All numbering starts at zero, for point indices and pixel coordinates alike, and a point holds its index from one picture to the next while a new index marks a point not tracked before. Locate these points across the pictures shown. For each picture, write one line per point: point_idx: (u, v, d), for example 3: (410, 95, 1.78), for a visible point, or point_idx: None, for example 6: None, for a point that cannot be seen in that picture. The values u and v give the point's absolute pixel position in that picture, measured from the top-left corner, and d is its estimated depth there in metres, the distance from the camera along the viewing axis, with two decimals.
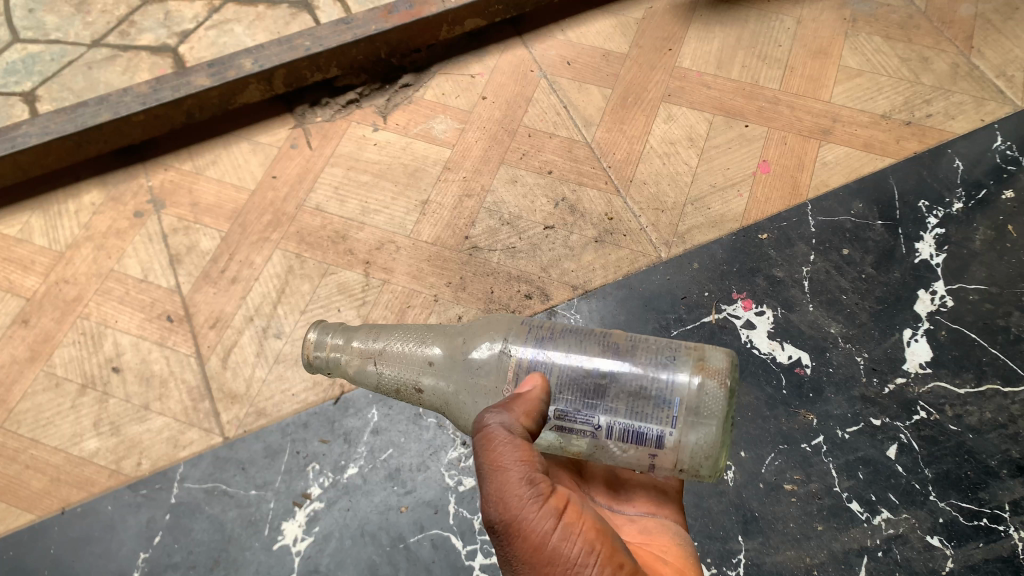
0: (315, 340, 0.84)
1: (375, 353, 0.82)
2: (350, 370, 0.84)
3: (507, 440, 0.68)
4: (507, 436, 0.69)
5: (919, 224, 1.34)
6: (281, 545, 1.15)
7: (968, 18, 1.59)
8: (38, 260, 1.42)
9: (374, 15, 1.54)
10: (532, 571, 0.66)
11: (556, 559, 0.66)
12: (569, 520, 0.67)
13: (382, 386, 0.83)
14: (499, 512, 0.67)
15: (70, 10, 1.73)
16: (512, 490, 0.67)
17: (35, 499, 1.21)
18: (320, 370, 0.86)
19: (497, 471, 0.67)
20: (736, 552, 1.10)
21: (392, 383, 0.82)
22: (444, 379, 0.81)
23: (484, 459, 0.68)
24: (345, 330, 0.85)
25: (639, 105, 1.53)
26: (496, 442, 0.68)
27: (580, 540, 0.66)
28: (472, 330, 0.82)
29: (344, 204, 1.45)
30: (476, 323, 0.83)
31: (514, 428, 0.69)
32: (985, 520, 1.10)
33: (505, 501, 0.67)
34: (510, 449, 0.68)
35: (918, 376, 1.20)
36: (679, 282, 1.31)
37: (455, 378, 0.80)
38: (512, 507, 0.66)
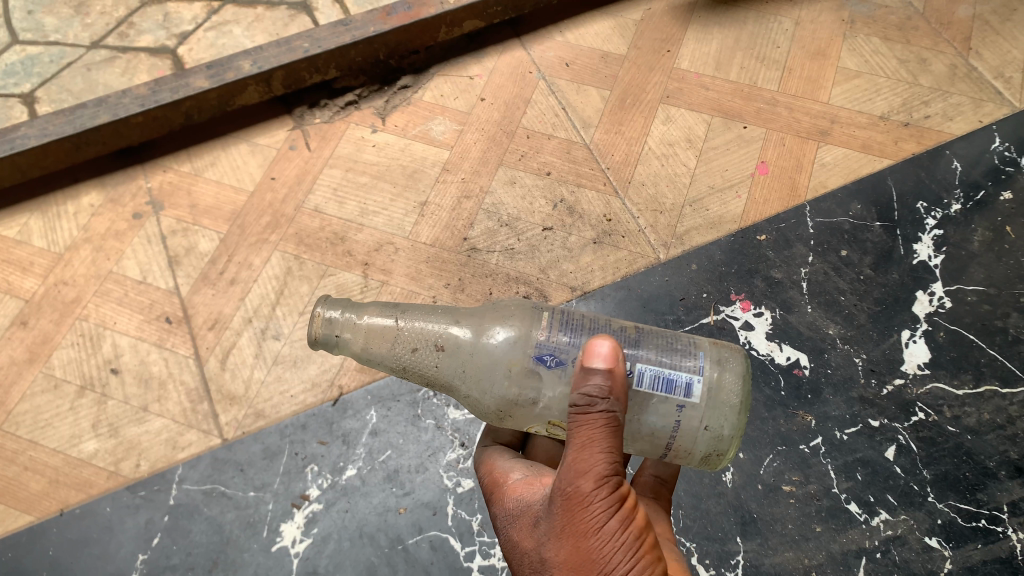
0: (325, 314, 0.81)
1: (391, 323, 0.80)
2: (360, 344, 0.80)
3: (606, 418, 0.72)
4: (607, 414, 0.72)
5: (917, 226, 1.34)
6: (279, 547, 1.15)
7: (965, 19, 1.60)
8: (37, 262, 1.42)
9: (372, 16, 1.54)
10: (582, 538, 0.71)
11: (607, 537, 0.70)
12: (631, 510, 0.72)
13: (397, 357, 0.80)
14: (575, 478, 0.71)
15: (68, 12, 1.73)
16: (593, 465, 0.71)
17: (33, 501, 1.20)
18: (325, 347, 0.81)
19: (586, 442, 0.71)
20: (734, 553, 1.10)
21: (408, 353, 0.80)
22: (464, 348, 0.79)
23: (579, 426, 0.72)
24: (356, 307, 0.81)
25: (637, 106, 1.53)
26: (595, 416, 0.72)
27: (634, 530, 0.72)
28: (491, 316, 0.81)
29: (342, 205, 1.45)
30: (493, 309, 0.82)
31: (615, 409, 0.72)
32: (983, 521, 1.11)
33: (585, 471, 0.71)
34: (605, 427, 0.72)
35: (916, 378, 1.20)
36: (678, 283, 1.31)
37: (476, 344, 0.79)
38: (587, 480, 0.71)
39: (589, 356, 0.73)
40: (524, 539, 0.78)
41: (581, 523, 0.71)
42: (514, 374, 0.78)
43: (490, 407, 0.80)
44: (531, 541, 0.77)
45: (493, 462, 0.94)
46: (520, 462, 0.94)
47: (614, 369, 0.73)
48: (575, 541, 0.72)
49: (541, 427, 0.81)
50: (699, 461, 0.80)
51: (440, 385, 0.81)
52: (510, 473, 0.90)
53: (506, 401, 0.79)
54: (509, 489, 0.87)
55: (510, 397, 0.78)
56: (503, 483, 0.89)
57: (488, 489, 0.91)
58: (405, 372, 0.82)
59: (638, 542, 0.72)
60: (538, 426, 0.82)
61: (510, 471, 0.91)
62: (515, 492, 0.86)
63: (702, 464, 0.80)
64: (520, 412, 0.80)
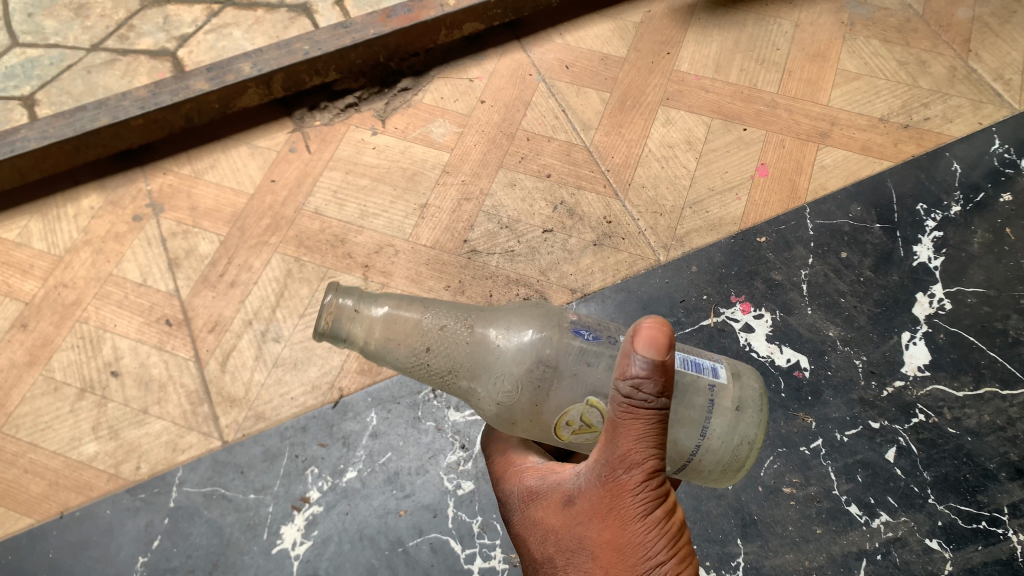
0: (341, 296, 0.75)
1: (412, 305, 0.76)
2: (379, 326, 0.74)
3: (661, 415, 0.70)
4: (662, 410, 0.70)
5: (917, 228, 1.34)
6: (280, 549, 1.15)
7: (964, 22, 1.60)
8: (37, 264, 1.42)
9: (373, 19, 1.54)
10: (623, 526, 0.73)
11: (650, 527, 0.72)
12: (671, 500, 0.74)
13: (422, 337, 0.75)
14: (625, 470, 0.71)
15: (69, 15, 1.73)
16: (644, 460, 0.70)
17: (33, 503, 1.20)
18: (338, 333, 0.74)
19: (638, 438, 0.70)
20: (735, 555, 1.10)
21: (434, 332, 0.75)
22: (493, 325, 0.77)
23: (632, 420, 0.70)
24: (370, 299, 0.75)
25: (637, 108, 1.53)
26: (650, 412, 0.70)
27: (672, 519, 0.74)
28: (511, 316, 0.78)
29: (342, 207, 1.45)
30: (513, 310, 0.79)
31: (668, 404, 0.70)
32: (984, 522, 1.10)
33: (635, 466, 0.70)
34: (659, 423, 0.70)
35: (916, 379, 1.20)
36: (678, 285, 1.31)
37: (505, 321, 0.78)
38: (637, 474, 0.70)
39: (641, 341, 0.70)
40: (555, 517, 0.79)
41: (625, 512, 0.72)
42: (550, 345, 0.76)
43: (523, 387, 0.75)
44: (563, 521, 0.78)
45: (503, 447, 0.91)
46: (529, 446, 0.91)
47: (667, 360, 0.69)
48: (616, 528, 0.73)
49: (575, 414, 0.76)
50: (732, 460, 0.78)
51: (464, 372, 0.75)
52: (528, 457, 0.88)
53: (542, 377, 0.75)
54: (528, 473, 0.86)
55: (547, 371, 0.75)
56: (521, 467, 0.87)
57: (504, 471, 0.89)
58: (425, 360, 0.75)
59: (675, 530, 0.74)
60: (570, 415, 0.76)
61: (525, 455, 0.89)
62: (536, 473, 0.85)
63: (734, 466, 0.78)
64: (555, 392, 0.76)
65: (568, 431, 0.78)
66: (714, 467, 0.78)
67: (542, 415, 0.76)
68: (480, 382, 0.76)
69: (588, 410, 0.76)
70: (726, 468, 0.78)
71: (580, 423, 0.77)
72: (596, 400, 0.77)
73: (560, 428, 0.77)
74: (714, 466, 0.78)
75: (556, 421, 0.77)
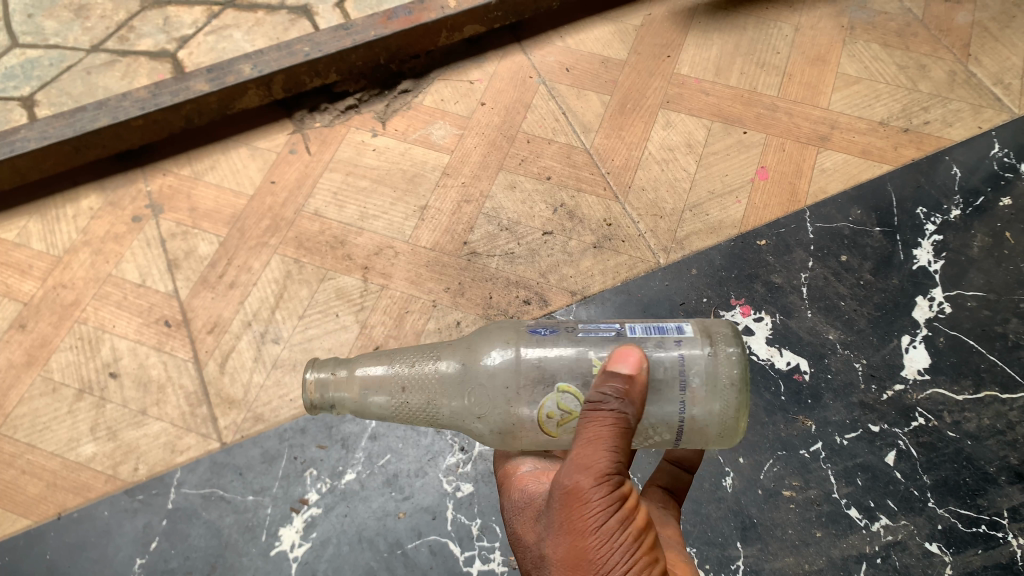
0: (316, 368, 0.79)
1: (382, 356, 0.79)
2: (355, 385, 0.78)
3: (616, 419, 0.70)
4: (617, 414, 0.70)
5: (917, 231, 1.34)
6: (277, 551, 1.15)
7: (964, 26, 1.60)
8: (35, 264, 1.41)
9: (373, 21, 1.54)
10: (578, 535, 0.72)
11: (604, 535, 0.71)
12: (630, 510, 0.73)
13: (395, 379, 0.77)
14: (577, 473, 0.71)
15: (69, 16, 1.73)
16: (595, 462, 0.71)
17: (30, 505, 1.20)
18: (320, 401, 0.78)
19: (591, 440, 0.71)
20: (734, 558, 1.10)
21: (406, 373, 0.78)
22: (460, 349, 0.79)
23: (587, 422, 0.71)
24: (344, 363, 0.79)
25: (638, 111, 1.53)
26: (604, 415, 0.71)
27: (631, 530, 0.72)
28: (478, 342, 0.79)
29: (342, 209, 1.45)
30: (480, 335, 0.80)
31: (627, 410, 0.71)
32: (984, 526, 1.10)
33: (587, 468, 0.71)
34: (613, 426, 0.70)
35: (916, 383, 1.20)
36: (677, 288, 1.31)
37: (472, 343, 0.79)
38: (588, 476, 0.71)
39: (615, 360, 0.72)
40: (528, 533, 0.79)
41: (579, 520, 0.72)
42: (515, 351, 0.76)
43: (499, 398, 0.75)
44: (533, 536, 0.78)
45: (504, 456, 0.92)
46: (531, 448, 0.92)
47: (636, 376, 0.71)
48: (571, 537, 0.72)
49: (552, 403, 0.75)
50: (725, 408, 0.74)
51: (443, 399, 0.77)
52: (521, 465, 0.89)
53: (514, 381, 0.75)
54: (517, 482, 0.87)
55: (519, 375, 0.75)
56: (512, 476, 0.88)
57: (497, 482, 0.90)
58: (405, 401, 0.77)
59: (635, 542, 0.72)
60: (548, 406, 0.75)
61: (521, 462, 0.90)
62: (522, 483, 0.86)
63: (730, 414, 0.73)
64: (530, 394, 0.75)
65: (552, 424, 0.75)
66: (710, 423, 0.74)
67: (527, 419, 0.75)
68: (460, 404, 0.76)
69: (561, 396, 0.75)
70: (721, 418, 0.74)
71: (562, 414, 0.75)
72: (568, 386, 0.76)
73: (544, 424, 0.75)
74: (711, 421, 0.74)
75: (537, 416, 0.75)
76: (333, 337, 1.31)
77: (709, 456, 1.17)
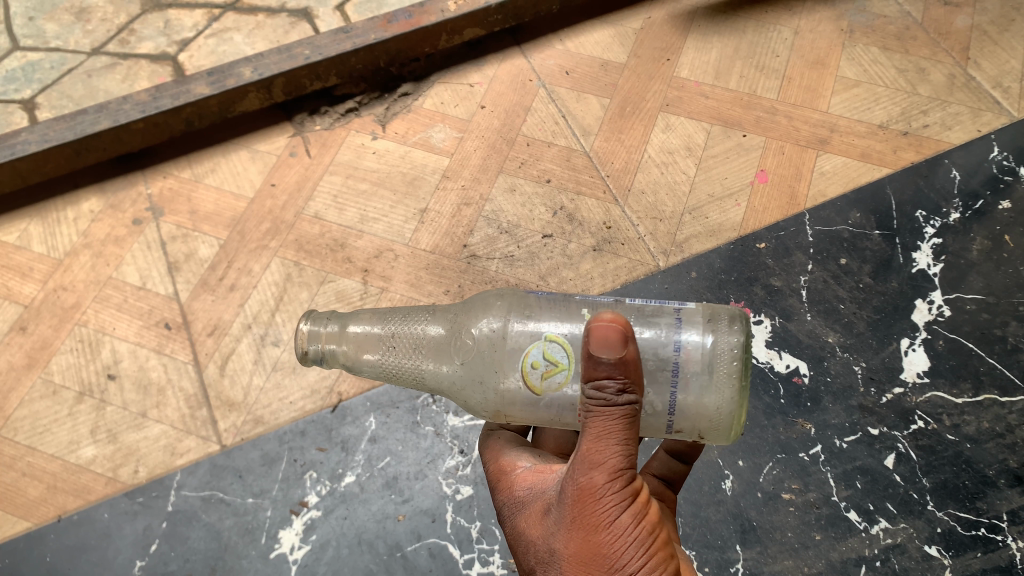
0: (310, 321, 0.83)
1: (377, 315, 0.83)
2: (345, 336, 0.82)
3: (625, 412, 0.70)
4: (626, 406, 0.70)
5: (916, 234, 1.34)
6: (277, 554, 1.15)
7: (964, 30, 1.60)
8: (36, 267, 1.42)
9: (373, 24, 1.54)
10: (592, 531, 0.71)
11: (618, 531, 0.70)
12: (642, 505, 0.72)
13: (384, 330, 0.82)
14: (588, 471, 0.70)
15: (70, 19, 1.74)
16: (607, 458, 0.70)
17: (31, 507, 1.20)
18: (311, 352, 0.82)
19: (600, 435, 0.70)
20: (733, 561, 1.10)
21: (395, 327, 0.82)
22: (452, 315, 0.82)
23: (594, 417, 0.70)
24: (340, 318, 0.83)
25: (637, 114, 1.53)
26: (612, 409, 0.69)
27: (646, 526, 0.71)
28: (470, 308, 0.81)
29: (342, 212, 1.45)
30: (474, 301, 0.82)
31: (633, 400, 0.70)
32: (983, 529, 1.10)
33: (598, 464, 0.70)
34: (622, 419, 0.70)
35: (915, 387, 1.20)
36: (677, 291, 1.32)
37: (463, 305, 0.83)
38: (600, 472, 0.70)
39: (596, 343, 0.69)
40: (534, 528, 0.78)
41: (593, 516, 0.70)
42: (498, 306, 0.79)
43: (478, 349, 0.78)
44: (540, 531, 0.76)
45: (499, 449, 0.92)
46: (526, 449, 0.92)
47: (625, 355, 0.69)
48: (585, 534, 0.71)
49: (537, 352, 0.74)
50: (722, 378, 0.72)
51: (427, 353, 0.80)
52: (518, 462, 0.89)
53: (494, 330, 0.77)
54: (516, 480, 0.86)
55: (500, 326, 0.78)
56: (509, 473, 0.87)
57: (493, 479, 0.89)
58: (391, 351, 0.81)
59: (650, 539, 0.71)
60: (532, 355, 0.74)
61: (518, 460, 0.89)
62: (523, 481, 0.85)
63: (726, 377, 0.72)
64: (511, 343, 0.76)
65: (537, 377, 0.74)
66: (705, 387, 0.73)
67: (510, 370, 0.75)
68: (442, 358, 0.80)
69: (548, 346, 0.75)
70: (716, 381, 0.73)
71: (547, 364, 0.74)
72: (555, 337, 0.76)
73: (528, 375, 0.74)
74: (705, 385, 0.73)
75: (520, 366, 0.75)
76: None
77: (708, 458, 1.17)
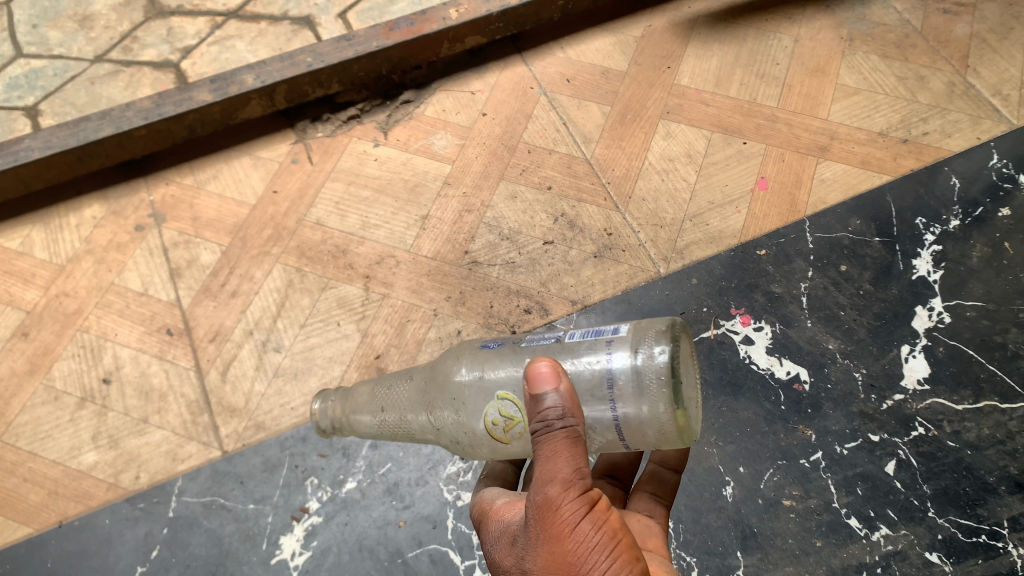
0: (322, 397, 0.95)
1: (371, 386, 0.90)
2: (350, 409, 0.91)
3: (567, 432, 0.69)
4: (567, 428, 0.69)
5: (916, 242, 1.35)
6: (279, 560, 1.15)
7: (962, 38, 1.61)
8: (39, 273, 1.42)
9: (375, 32, 1.55)
10: (557, 545, 0.69)
11: (581, 539, 0.68)
12: (602, 511, 0.70)
13: (375, 400, 0.88)
14: (543, 488, 0.69)
15: (73, 26, 1.75)
16: (558, 473, 0.68)
17: (32, 513, 1.20)
18: (326, 425, 0.94)
19: (548, 454, 0.69)
20: (734, 568, 1.10)
21: (383, 398, 0.87)
22: (423, 372, 0.84)
23: (540, 441, 0.69)
24: (343, 394, 0.92)
25: (638, 121, 1.54)
26: (555, 432, 0.69)
27: (607, 529, 0.70)
28: (434, 363, 0.83)
29: (344, 218, 1.45)
30: (438, 356, 0.83)
31: (575, 424, 0.69)
32: (984, 536, 1.10)
33: (551, 481, 0.69)
34: (568, 438, 0.69)
35: (916, 393, 1.20)
36: (678, 297, 1.32)
37: (432, 363, 0.84)
38: (556, 486, 0.68)
39: (534, 382, 0.70)
40: (505, 557, 0.76)
41: (555, 529, 0.69)
42: (455, 360, 0.80)
43: (443, 400, 0.79)
44: (511, 558, 0.75)
45: (481, 493, 0.91)
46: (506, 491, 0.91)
47: (562, 388, 0.69)
48: (550, 547, 0.69)
49: (493, 411, 0.75)
50: (653, 403, 0.69)
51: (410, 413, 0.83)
52: (496, 499, 0.88)
53: (452, 388, 0.78)
54: (494, 515, 0.85)
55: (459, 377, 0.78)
56: (489, 509, 0.86)
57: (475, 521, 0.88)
58: (384, 419, 0.86)
59: (613, 540, 0.69)
60: (490, 414, 0.75)
61: (496, 497, 0.89)
62: (499, 515, 0.84)
63: (656, 399, 0.69)
64: (469, 392, 0.77)
65: (500, 431, 0.75)
66: (638, 411, 0.70)
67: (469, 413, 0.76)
68: (420, 416, 0.82)
69: (502, 404, 0.75)
70: (649, 407, 0.69)
71: (505, 420, 0.75)
72: (507, 392, 0.75)
73: (492, 431, 0.75)
74: (639, 411, 0.70)
75: (482, 424, 0.76)
76: (334, 346, 1.31)
77: (709, 464, 1.17)
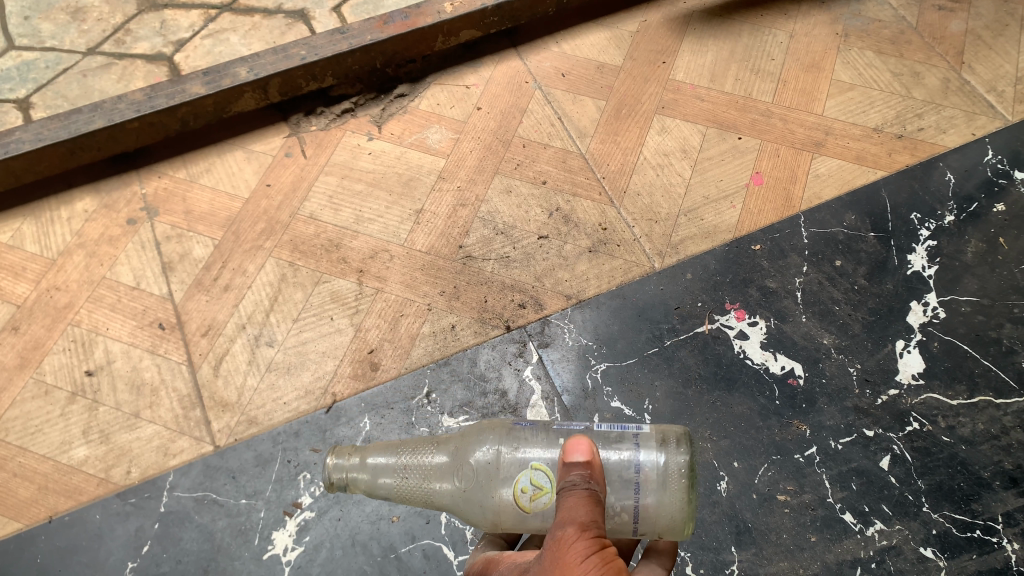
0: (335, 452, 0.81)
1: (392, 446, 0.82)
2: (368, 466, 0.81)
3: (588, 493, 0.69)
4: (590, 489, 0.69)
5: (911, 237, 1.35)
6: (270, 555, 1.13)
7: (958, 34, 1.61)
8: (29, 266, 1.41)
9: (370, 25, 1.54)
10: None
11: None
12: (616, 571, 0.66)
13: (398, 460, 0.80)
14: (556, 533, 0.67)
15: (65, 19, 1.73)
16: (573, 521, 0.67)
17: (21, 508, 1.18)
18: (335, 481, 0.80)
19: (568, 504, 0.68)
20: (729, 563, 1.09)
21: (407, 456, 0.80)
22: (454, 441, 0.81)
23: (562, 496, 0.70)
24: (361, 449, 0.82)
25: (633, 116, 1.54)
26: (578, 490, 0.69)
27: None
28: (468, 435, 0.81)
29: (337, 212, 1.45)
30: (471, 429, 0.82)
31: (597, 488, 0.70)
32: (978, 531, 1.10)
33: (564, 527, 0.67)
34: (589, 499, 0.69)
35: (911, 388, 1.20)
36: (672, 292, 1.32)
37: (463, 434, 0.81)
38: (570, 529, 0.67)
39: (567, 452, 0.72)
40: None
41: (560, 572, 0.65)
42: (489, 433, 0.80)
43: (475, 471, 0.78)
44: None
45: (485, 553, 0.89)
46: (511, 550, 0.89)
47: (592, 459, 0.71)
48: None
49: (524, 478, 0.75)
50: (673, 492, 0.75)
51: (436, 478, 0.79)
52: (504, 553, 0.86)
53: (488, 461, 0.77)
54: (502, 560, 0.83)
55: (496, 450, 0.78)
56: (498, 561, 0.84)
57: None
58: (404, 478, 0.80)
59: None
60: (520, 481, 0.75)
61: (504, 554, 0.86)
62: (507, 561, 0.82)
63: (676, 490, 0.75)
64: (505, 464, 0.77)
65: (526, 499, 0.75)
66: (659, 498, 0.75)
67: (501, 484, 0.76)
68: (446, 482, 0.78)
69: (534, 473, 0.76)
70: (670, 495, 0.75)
71: (534, 488, 0.75)
72: (540, 465, 0.77)
73: (519, 499, 0.75)
74: (660, 498, 0.75)
75: (511, 489, 0.76)
76: (327, 340, 1.31)
77: (703, 459, 1.16)
